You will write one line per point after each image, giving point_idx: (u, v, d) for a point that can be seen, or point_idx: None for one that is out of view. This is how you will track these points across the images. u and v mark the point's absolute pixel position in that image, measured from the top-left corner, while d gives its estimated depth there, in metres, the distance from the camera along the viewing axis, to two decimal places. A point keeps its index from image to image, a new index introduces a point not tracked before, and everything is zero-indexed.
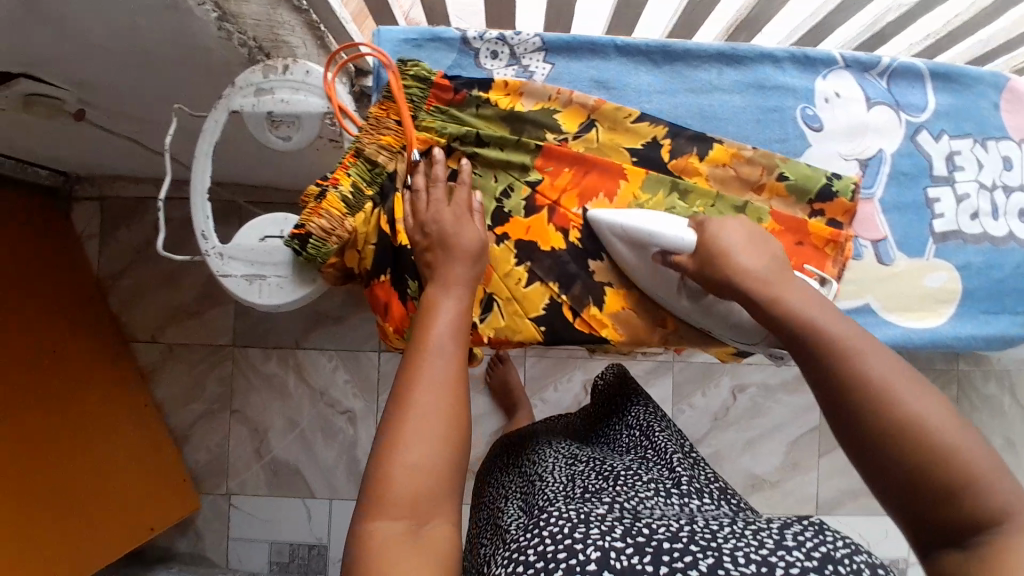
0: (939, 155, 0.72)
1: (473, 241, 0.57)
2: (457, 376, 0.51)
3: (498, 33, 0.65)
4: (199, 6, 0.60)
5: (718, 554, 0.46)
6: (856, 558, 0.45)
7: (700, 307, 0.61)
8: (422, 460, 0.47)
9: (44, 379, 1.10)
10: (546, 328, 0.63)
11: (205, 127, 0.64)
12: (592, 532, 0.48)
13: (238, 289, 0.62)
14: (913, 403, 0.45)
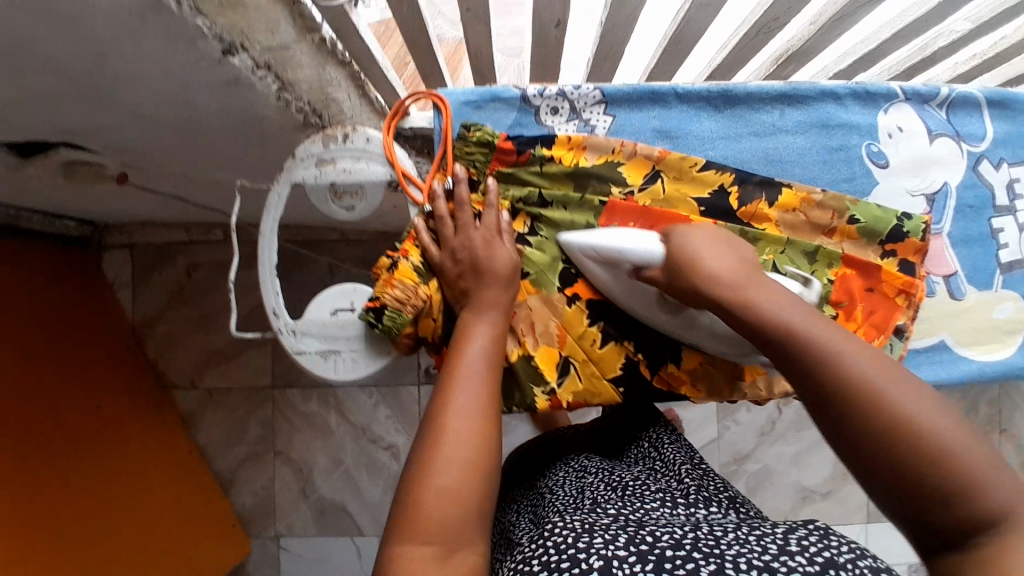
0: (1000, 184, 0.71)
1: (506, 264, 0.57)
2: (487, 394, 0.51)
3: (558, 88, 0.64)
4: (260, 81, 0.59)
5: (720, 560, 0.44)
6: (859, 564, 0.43)
7: (680, 319, 0.58)
8: (454, 482, 0.46)
9: (91, 435, 1.10)
10: (625, 388, 0.63)
11: (268, 200, 0.63)
12: (596, 540, 0.46)
13: (313, 365, 0.61)
14: (900, 400, 0.40)
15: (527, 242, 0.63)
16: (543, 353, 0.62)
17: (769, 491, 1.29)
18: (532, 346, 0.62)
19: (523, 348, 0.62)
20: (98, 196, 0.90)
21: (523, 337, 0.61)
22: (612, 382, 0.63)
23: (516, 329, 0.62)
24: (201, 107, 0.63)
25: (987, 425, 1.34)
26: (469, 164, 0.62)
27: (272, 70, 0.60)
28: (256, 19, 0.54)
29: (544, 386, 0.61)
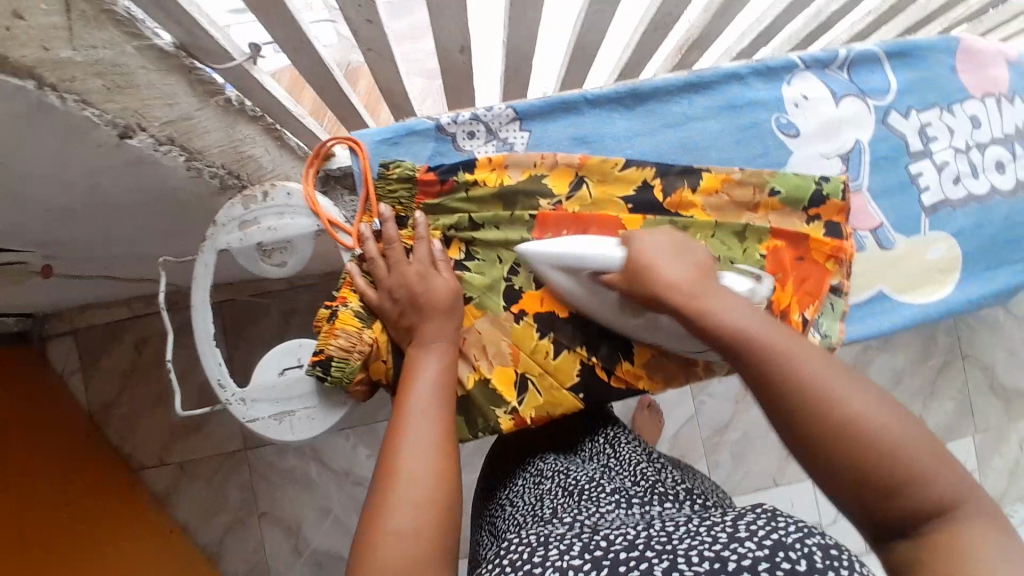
0: (912, 131, 0.73)
1: (444, 294, 0.57)
2: (440, 429, 0.51)
3: (471, 112, 0.64)
4: (165, 154, 0.59)
5: (672, 555, 0.45)
6: (808, 542, 0.43)
7: (644, 322, 0.60)
8: (412, 525, 0.45)
9: None
10: (585, 395, 0.63)
11: (195, 272, 0.61)
12: (551, 553, 0.48)
13: (268, 430, 0.60)
14: (852, 400, 0.43)
15: (465, 267, 0.63)
16: (499, 374, 0.62)
17: (754, 457, 1.32)
18: (488, 369, 0.62)
19: (479, 372, 0.61)
20: (28, 290, 0.86)
21: (477, 362, 0.61)
22: (572, 391, 0.63)
23: (468, 355, 0.61)
24: (113, 188, 0.61)
25: (948, 353, 1.38)
26: (394, 202, 0.61)
27: (176, 143, 0.59)
28: (151, 95, 0.54)
29: (505, 407, 0.61)
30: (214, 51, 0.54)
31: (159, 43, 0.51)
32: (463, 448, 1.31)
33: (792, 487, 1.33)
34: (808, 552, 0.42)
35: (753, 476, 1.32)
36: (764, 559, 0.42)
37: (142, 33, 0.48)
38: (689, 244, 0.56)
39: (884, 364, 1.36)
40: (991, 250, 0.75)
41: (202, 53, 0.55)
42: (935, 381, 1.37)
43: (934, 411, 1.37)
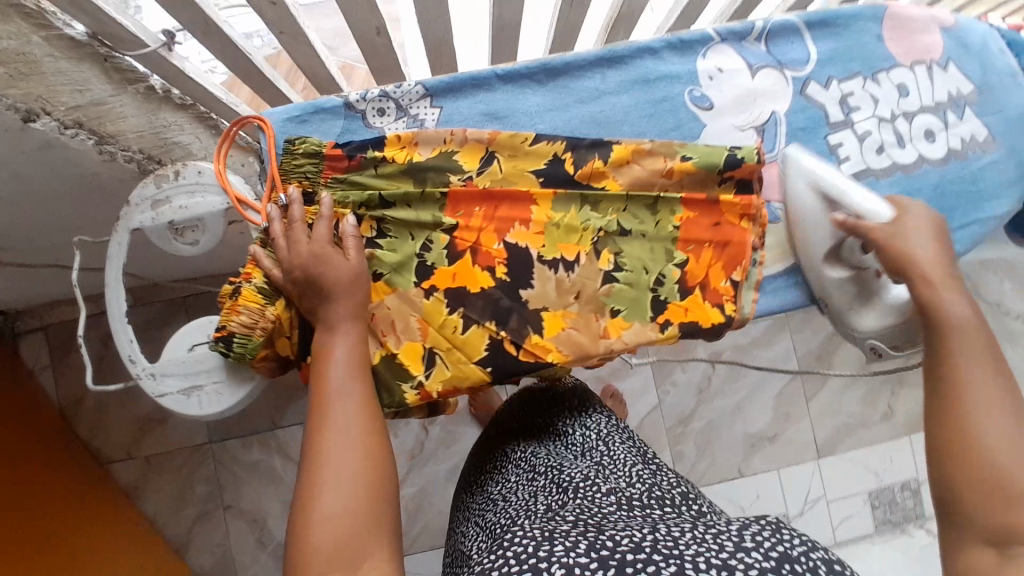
0: (832, 102, 0.73)
1: (344, 273, 0.57)
2: (366, 412, 0.54)
3: (380, 89, 0.65)
4: (73, 138, 0.60)
5: (680, 561, 0.49)
6: (811, 556, 0.50)
7: (857, 280, 0.65)
8: (343, 507, 0.49)
9: None
10: (492, 368, 0.63)
11: (108, 252, 0.63)
12: (557, 550, 0.50)
13: (177, 405, 0.61)
14: (985, 419, 0.49)
15: (377, 245, 0.63)
16: (406, 350, 0.63)
17: (718, 444, 1.32)
18: (396, 344, 0.62)
19: (386, 349, 0.62)
20: None
21: (384, 339, 0.62)
22: (479, 364, 0.63)
23: (375, 332, 0.62)
24: (31, 172, 0.62)
25: None
26: (301, 176, 0.61)
27: (84, 126, 0.60)
28: (57, 82, 0.56)
29: (410, 381, 0.62)
30: (126, 38, 0.56)
31: (71, 31, 0.54)
32: (427, 440, 1.31)
33: (758, 477, 1.32)
34: (812, 565, 0.49)
35: (718, 466, 1.32)
36: (770, 569, 0.48)
37: (51, 23, 0.52)
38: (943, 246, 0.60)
39: (850, 352, 1.36)
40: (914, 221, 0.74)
41: (116, 42, 0.57)
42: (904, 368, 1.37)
43: (902, 399, 1.37)
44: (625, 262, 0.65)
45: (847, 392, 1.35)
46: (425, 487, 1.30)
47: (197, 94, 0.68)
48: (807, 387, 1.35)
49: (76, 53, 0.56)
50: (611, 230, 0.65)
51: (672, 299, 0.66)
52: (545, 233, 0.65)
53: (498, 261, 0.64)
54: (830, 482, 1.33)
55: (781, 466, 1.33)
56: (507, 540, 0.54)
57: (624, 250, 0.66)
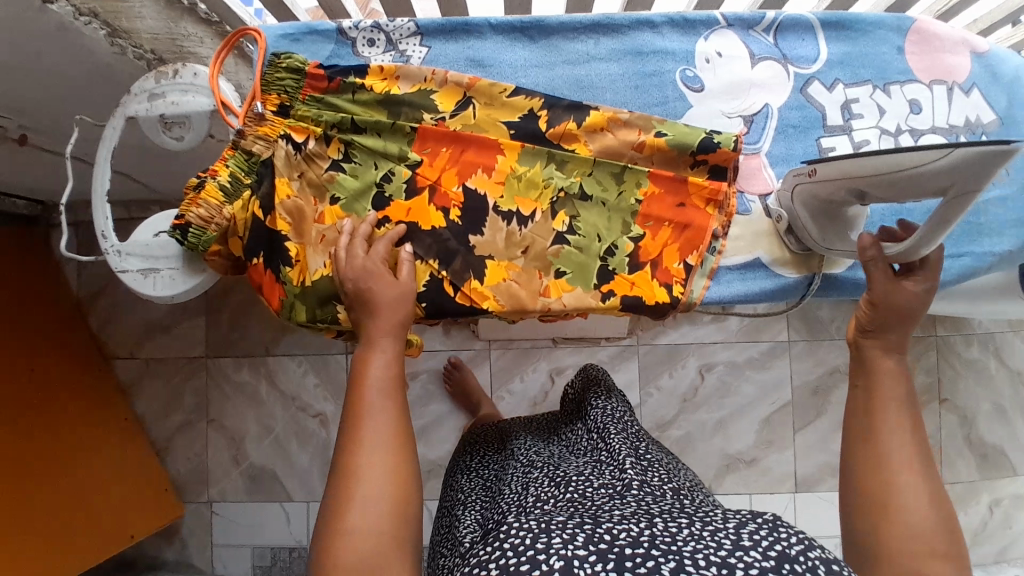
0: (833, 105, 0.71)
1: (392, 291, 0.59)
2: (397, 426, 0.54)
3: (374, 21, 0.67)
4: (86, 26, 0.65)
5: (679, 557, 0.45)
6: (810, 555, 0.46)
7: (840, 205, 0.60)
8: (370, 525, 0.50)
9: (25, 398, 1.13)
10: (427, 304, 0.64)
11: (104, 133, 0.68)
12: (554, 541, 0.47)
13: (134, 283, 0.65)
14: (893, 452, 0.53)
15: (341, 168, 0.65)
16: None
17: (692, 458, 1.28)
18: None
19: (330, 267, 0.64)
20: (7, 159, 0.94)
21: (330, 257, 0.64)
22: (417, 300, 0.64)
23: (324, 248, 0.64)
24: (46, 51, 0.68)
25: (926, 393, 1.29)
26: (280, 89, 0.64)
27: (98, 17, 0.65)
28: None
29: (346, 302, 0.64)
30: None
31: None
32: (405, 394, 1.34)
33: (727, 498, 1.28)
34: (811, 565, 0.45)
35: None
36: (771, 570, 0.44)
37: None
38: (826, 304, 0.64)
39: None
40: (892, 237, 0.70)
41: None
42: None
43: None
44: (579, 226, 0.65)
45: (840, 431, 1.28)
46: None
47: (222, 12, 0.73)
48: (797, 418, 1.28)
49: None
50: (571, 192, 0.66)
51: (620, 271, 0.65)
52: (504, 184, 0.66)
53: (453, 204, 0.65)
54: (802, 519, 1.28)
55: (754, 491, 1.28)
56: (501, 531, 0.50)
57: (581, 215, 0.66)
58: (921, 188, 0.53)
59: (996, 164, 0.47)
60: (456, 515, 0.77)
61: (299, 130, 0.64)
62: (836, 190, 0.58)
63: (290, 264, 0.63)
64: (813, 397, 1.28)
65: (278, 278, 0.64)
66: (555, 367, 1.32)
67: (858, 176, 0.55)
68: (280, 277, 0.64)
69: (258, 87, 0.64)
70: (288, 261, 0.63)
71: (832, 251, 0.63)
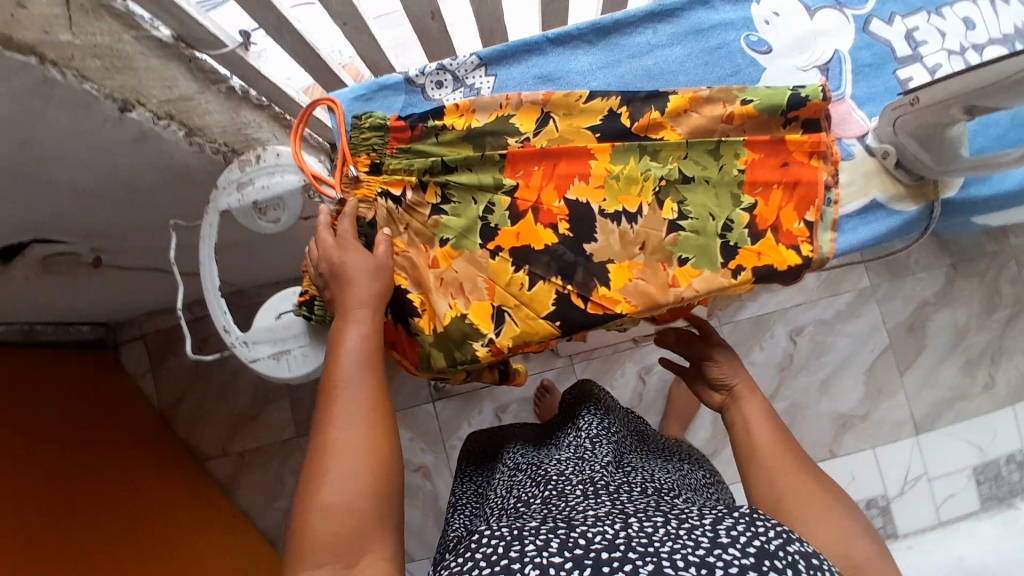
0: (897, 37, 0.71)
1: (360, 262, 0.59)
2: (371, 398, 0.55)
3: (438, 63, 0.68)
4: (166, 129, 0.65)
5: (657, 559, 0.48)
6: (788, 550, 0.49)
7: (938, 132, 0.60)
8: (342, 501, 0.50)
9: (141, 511, 1.12)
10: (562, 322, 0.64)
11: (202, 232, 0.68)
12: (528, 548, 0.49)
13: (268, 369, 0.65)
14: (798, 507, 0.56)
15: (442, 211, 0.65)
16: (476, 309, 0.64)
17: (804, 424, 1.25)
18: (465, 305, 0.64)
19: (456, 310, 0.64)
20: (85, 285, 0.95)
21: (453, 299, 0.64)
22: (549, 320, 0.64)
23: (447, 292, 0.64)
24: (128, 166, 0.69)
25: (1017, 303, 1.26)
26: (368, 149, 0.65)
27: (174, 118, 0.66)
28: (150, 78, 0.61)
29: (482, 339, 0.63)
30: (208, 40, 0.64)
31: (157, 33, 0.60)
32: None
33: (852, 457, 1.24)
34: (790, 560, 0.48)
35: (806, 447, 1.25)
36: (750, 567, 0.47)
37: (137, 24, 0.58)
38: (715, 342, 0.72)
39: (943, 321, 1.26)
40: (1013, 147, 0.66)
41: (198, 43, 0.64)
42: (1004, 336, 1.26)
43: (1005, 368, 1.26)
44: (689, 210, 0.65)
45: (943, 363, 1.25)
46: None
47: (272, 94, 0.76)
48: (898, 360, 1.25)
49: (163, 54, 0.62)
50: (672, 178, 0.65)
51: (743, 244, 0.64)
52: (604, 186, 0.65)
53: (560, 218, 0.65)
54: (931, 459, 1.24)
55: (877, 445, 1.25)
56: (473, 539, 0.53)
57: (688, 198, 0.65)
58: None
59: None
60: (449, 519, 0.78)
61: (394, 184, 0.65)
62: (943, 112, 0.58)
63: (417, 315, 0.64)
64: (907, 335, 1.26)
65: (408, 330, 0.66)
66: (643, 366, 1.30)
67: (971, 91, 0.55)
68: (412, 329, 0.65)
69: (344, 143, 0.65)
70: (417, 313, 0.64)
71: (952, 172, 0.62)
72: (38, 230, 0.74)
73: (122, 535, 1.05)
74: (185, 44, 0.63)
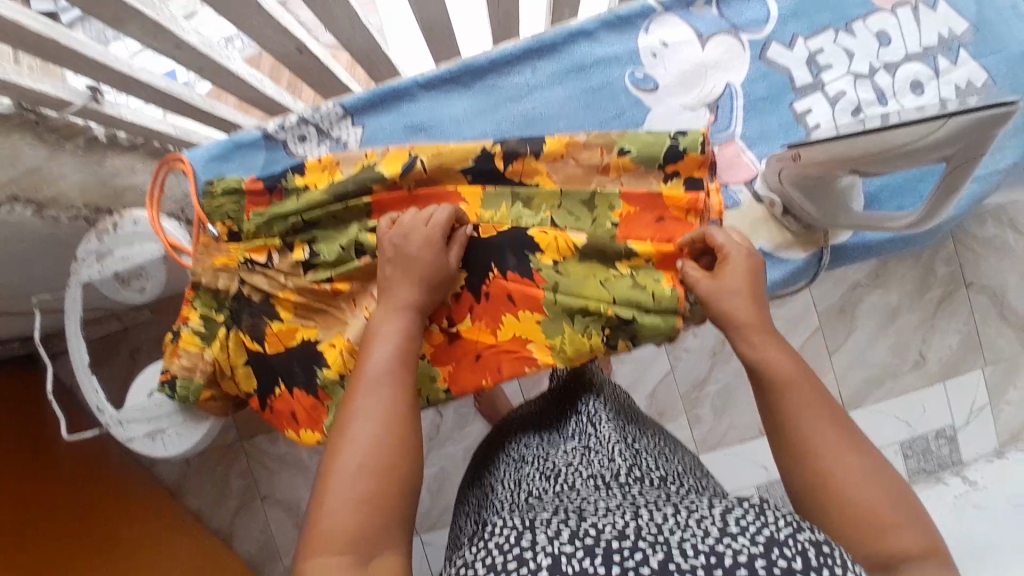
0: (798, 63, 0.66)
1: (431, 266, 0.55)
2: (398, 393, 0.48)
3: (298, 115, 0.64)
4: (10, 213, 0.63)
5: (667, 547, 0.42)
6: (799, 537, 0.41)
7: (825, 186, 0.57)
8: (359, 493, 0.43)
9: (95, 521, 1.13)
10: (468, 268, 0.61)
11: (65, 308, 0.65)
12: (540, 538, 0.43)
13: (145, 448, 0.64)
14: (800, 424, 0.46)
15: (315, 264, 0.61)
16: None
17: (736, 407, 1.28)
18: None
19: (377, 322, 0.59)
20: None
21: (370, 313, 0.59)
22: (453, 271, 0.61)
23: (359, 313, 0.60)
24: None
25: (951, 283, 1.26)
26: (224, 217, 0.61)
27: (20, 199, 0.63)
28: None
29: None
30: (51, 101, 0.58)
31: None
32: (441, 423, 1.30)
33: None
34: (801, 548, 0.40)
35: (737, 429, 1.28)
36: (760, 557, 0.40)
37: None
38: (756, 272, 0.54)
39: (875, 302, 1.25)
40: (933, 183, 0.66)
41: (43, 104, 0.58)
42: (935, 315, 1.26)
43: (935, 347, 1.26)
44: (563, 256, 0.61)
45: (874, 343, 1.26)
46: (446, 467, 1.29)
47: (143, 132, 0.72)
48: (829, 343, 1.26)
49: (6, 125, 0.57)
50: (545, 229, 0.62)
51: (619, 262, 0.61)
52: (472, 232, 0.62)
53: None
54: None
55: None
56: (485, 529, 0.47)
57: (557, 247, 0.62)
58: (923, 160, 0.49)
59: (999, 128, 0.42)
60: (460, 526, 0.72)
61: (257, 250, 0.61)
62: (829, 169, 0.54)
63: (326, 365, 0.59)
64: (839, 318, 1.26)
65: (308, 390, 0.60)
66: None
67: (854, 156, 0.51)
68: (318, 383, 0.60)
69: (197, 204, 0.60)
70: (321, 363, 0.60)
71: (838, 225, 0.60)
72: None
73: (77, 547, 1.07)
74: (29, 108, 0.57)
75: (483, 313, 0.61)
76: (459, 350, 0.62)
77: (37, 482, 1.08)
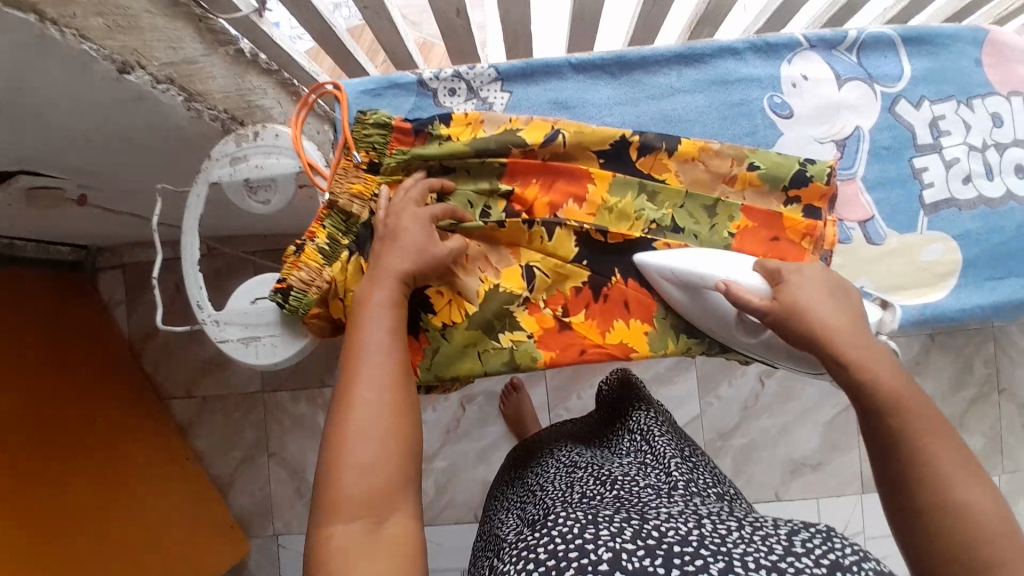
0: (921, 123, 0.70)
1: (413, 235, 0.56)
2: (395, 366, 0.51)
3: (453, 70, 0.67)
4: (163, 93, 0.63)
5: (729, 558, 0.43)
6: (865, 565, 0.42)
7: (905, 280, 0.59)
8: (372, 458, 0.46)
9: (95, 433, 1.12)
10: (590, 263, 0.64)
11: (188, 202, 0.67)
12: (603, 533, 0.45)
13: (236, 352, 0.64)
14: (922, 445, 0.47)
15: None
16: (507, 275, 0.64)
17: (756, 463, 1.28)
18: (496, 277, 0.63)
19: (488, 283, 0.63)
20: (63, 215, 0.93)
21: (483, 272, 0.63)
22: (577, 261, 0.64)
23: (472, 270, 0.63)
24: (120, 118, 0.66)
25: (986, 385, 1.28)
26: (369, 146, 0.63)
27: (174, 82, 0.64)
28: (154, 38, 0.59)
29: (518, 301, 0.63)
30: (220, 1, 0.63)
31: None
32: (463, 417, 1.32)
33: (794, 502, 1.28)
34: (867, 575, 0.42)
35: (753, 486, 1.28)
36: None
37: None
38: (846, 289, 0.57)
39: None
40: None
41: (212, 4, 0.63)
42: (967, 412, 1.28)
43: None
44: None
45: None
46: (458, 462, 1.31)
47: (280, 60, 0.76)
48: None
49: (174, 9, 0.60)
50: (664, 224, 0.64)
51: None
52: (596, 214, 0.65)
53: (565, 202, 0.65)
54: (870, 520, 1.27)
55: (821, 495, 1.28)
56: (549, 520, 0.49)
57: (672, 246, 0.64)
58: None
59: None
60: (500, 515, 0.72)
61: (391, 186, 0.63)
62: None
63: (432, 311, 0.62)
64: None
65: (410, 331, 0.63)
66: None
67: None
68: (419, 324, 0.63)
69: (348, 131, 0.63)
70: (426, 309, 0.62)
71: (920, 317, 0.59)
72: (22, 163, 0.72)
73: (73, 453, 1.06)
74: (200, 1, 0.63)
75: (597, 313, 0.64)
76: (566, 338, 0.64)
77: (51, 401, 1.07)
